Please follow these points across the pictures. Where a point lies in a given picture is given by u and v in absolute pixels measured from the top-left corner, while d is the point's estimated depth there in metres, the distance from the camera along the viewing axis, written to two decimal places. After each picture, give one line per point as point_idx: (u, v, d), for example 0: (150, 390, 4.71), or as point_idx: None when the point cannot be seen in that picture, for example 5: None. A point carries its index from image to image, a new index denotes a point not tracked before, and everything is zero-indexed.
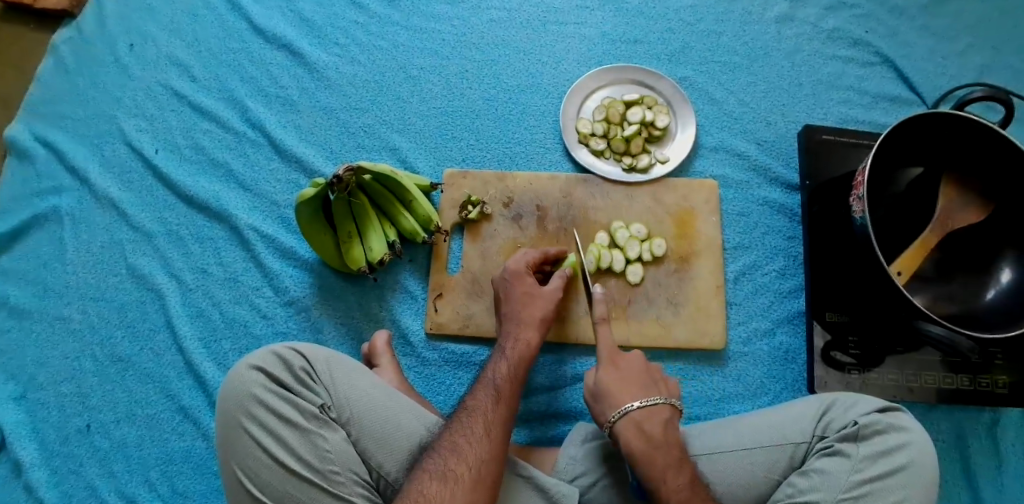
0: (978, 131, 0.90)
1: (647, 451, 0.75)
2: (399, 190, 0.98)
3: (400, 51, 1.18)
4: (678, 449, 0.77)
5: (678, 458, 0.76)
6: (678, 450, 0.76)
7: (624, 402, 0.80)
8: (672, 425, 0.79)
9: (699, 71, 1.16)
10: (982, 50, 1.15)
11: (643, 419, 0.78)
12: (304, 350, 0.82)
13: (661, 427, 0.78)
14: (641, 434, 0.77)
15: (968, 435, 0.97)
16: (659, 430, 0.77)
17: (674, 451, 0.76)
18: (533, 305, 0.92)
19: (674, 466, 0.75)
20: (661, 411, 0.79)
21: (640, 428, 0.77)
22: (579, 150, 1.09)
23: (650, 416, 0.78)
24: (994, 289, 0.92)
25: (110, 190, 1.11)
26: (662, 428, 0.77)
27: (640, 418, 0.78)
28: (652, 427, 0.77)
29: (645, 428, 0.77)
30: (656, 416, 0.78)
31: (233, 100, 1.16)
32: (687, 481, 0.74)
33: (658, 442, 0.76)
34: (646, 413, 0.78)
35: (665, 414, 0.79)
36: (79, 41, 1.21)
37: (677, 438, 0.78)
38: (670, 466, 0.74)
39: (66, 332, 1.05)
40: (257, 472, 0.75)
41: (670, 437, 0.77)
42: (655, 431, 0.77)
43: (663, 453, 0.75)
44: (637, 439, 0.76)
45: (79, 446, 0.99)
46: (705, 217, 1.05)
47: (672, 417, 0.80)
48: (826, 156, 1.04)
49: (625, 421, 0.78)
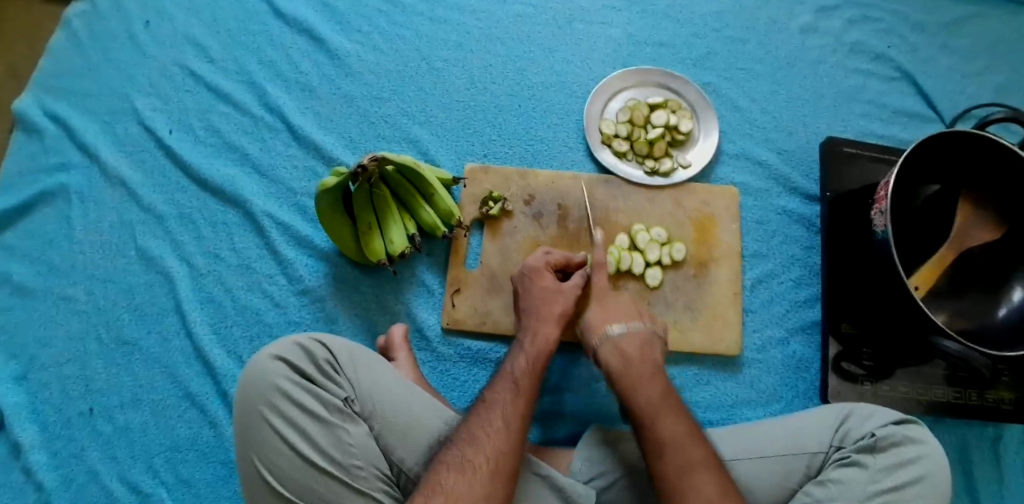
0: (997, 151, 0.92)
1: (623, 368, 0.81)
2: (421, 183, 0.97)
3: (423, 42, 1.17)
4: (652, 365, 0.82)
5: (651, 370, 0.81)
6: (653, 366, 0.81)
7: (605, 326, 0.86)
8: (651, 347, 0.84)
9: (723, 77, 1.16)
10: (1000, 72, 1.16)
11: (621, 339, 0.84)
12: (326, 341, 0.81)
13: (639, 348, 0.83)
14: (617, 353, 0.83)
15: (972, 450, 0.99)
16: (635, 348, 0.83)
17: (648, 367, 0.81)
18: (553, 301, 0.90)
19: (647, 379, 0.79)
20: (639, 333, 0.85)
21: (617, 346, 0.84)
22: (602, 150, 1.09)
23: (628, 337, 0.84)
24: (1006, 306, 0.93)
25: (121, 169, 1.09)
26: (638, 347, 0.83)
27: (617, 338, 0.84)
28: (629, 346, 0.83)
29: (622, 347, 0.83)
30: (635, 336, 0.84)
31: (251, 84, 1.14)
32: (659, 392, 0.78)
33: (633, 360, 0.82)
34: (627, 335, 0.84)
35: (645, 336, 0.85)
36: (93, 14, 1.18)
37: (654, 356, 0.83)
38: (642, 379, 0.79)
39: (71, 313, 1.02)
40: (278, 464, 0.74)
41: (647, 357, 0.82)
42: (630, 349, 0.83)
43: (637, 367, 0.81)
44: (616, 358, 0.83)
45: (82, 430, 0.97)
46: (725, 223, 1.05)
47: (651, 340, 0.85)
48: (848, 169, 1.05)
49: (606, 343, 0.85)
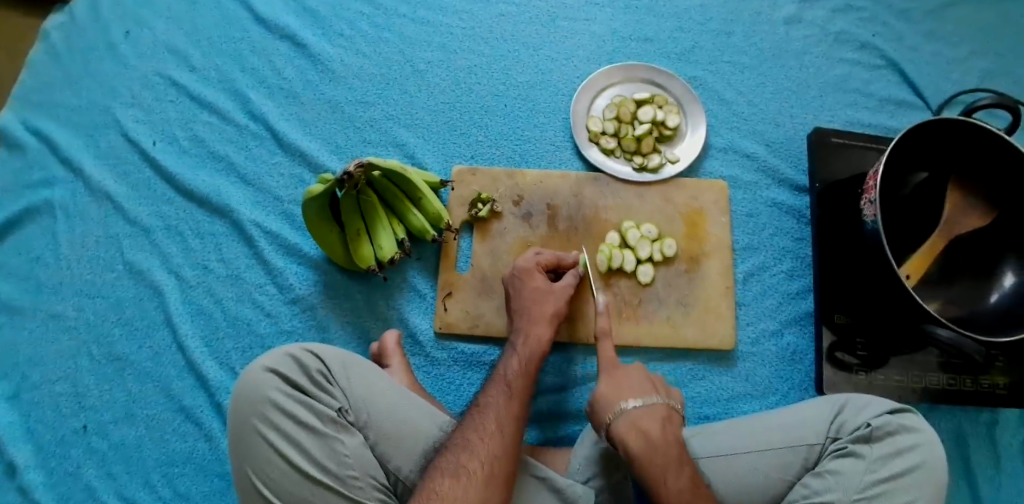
0: (984, 137, 0.92)
1: (646, 450, 0.75)
2: (409, 187, 0.96)
3: (407, 44, 1.16)
4: (676, 448, 0.76)
5: (676, 454, 0.75)
6: (677, 449, 0.76)
7: (620, 403, 0.79)
8: (670, 425, 0.79)
9: (709, 70, 1.16)
10: (985, 56, 1.16)
11: (641, 418, 0.78)
12: (318, 351, 0.80)
13: (659, 426, 0.77)
14: (640, 435, 0.76)
15: (967, 435, 0.99)
16: (657, 428, 0.77)
17: (673, 451, 0.76)
18: (544, 301, 0.90)
19: (674, 465, 0.74)
20: (658, 410, 0.79)
21: (636, 425, 0.77)
22: (589, 148, 1.09)
23: (647, 416, 0.78)
24: (997, 292, 0.94)
25: (105, 183, 1.08)
26: (660, 427, 0.77)
27: (635, 416, 0.78)
28: (649, 425, 0.77)
29: (644, 428, 0.77)
30: (654, 414, 0.78)
31: (234, 91, 1.13)
32: (687, 482, 0.74)
33: (656, 442, 0.76)
34: (645, 411, 0.78)
35: (664, 412, 0.79)
36: (71, 26, 1.17)
37: (675, 435, 0.78)
38: (669, 466, 0.74)
39: (60, 330, 1.01)
40: (273, 477, 0.74)
41: (669, 436, 0.77)
42: (652, 430, 0.77)
43: (662, 453, 0.75)
44: (638, 442, 0.76)
45: (75, 448, 0.96)
46: (715, 217, 1.05)
47: (669, 416, 0.79)
48: (836, 158, 1.05)
49: (623, 422, 0.78)
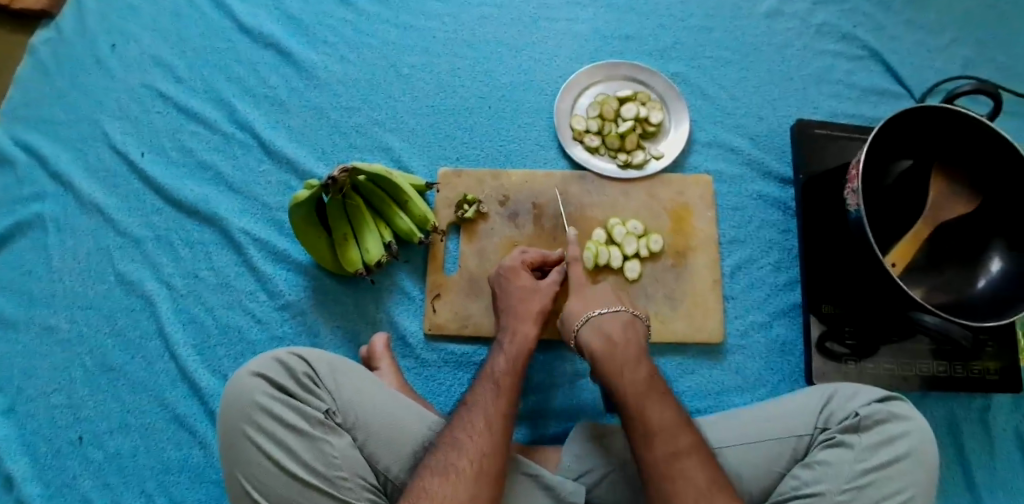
0: (965, 123, 0.92)
1: (606, 351, 0.79)
2: (394, 190, 0.97)
3: (390, 49, 1.17)
4: (636, 349, 0.79)
5: (635, 355, 0.78)
6: (637, 350, 0.79)
7: (586, 309, 0.84)
8: (634, 331, 0.82)
9: (691, 66, 1.16)
10: (967, 44, 1.17)
11: (603, 320, 0.82)
12: (305, 354, 0.81)
13: (622, 330, 0.81)
14: (602, 336, 0.80)
15: (961, 422, 0.99)
16: (619, 331, 0.81)
17: (632, 350, 0.79)
18: (530, 299, 0.90)
19: (631, 362, 0.77)
20: (622, 314, 0.82)
21: (600, 328, 0.81)
22: (574, 147, 1.09)
23: (610, 319, 0.82)
24: (984, 278, 0.94)
25: (95, 195, 1.09)
26: (622, 329, 0.81)
27: (599, 321, 0.82)
28: (613, 329, 0.81)
29: (605, 330, 0.81)
30: (618, 318, 0.82)
31: (221, 101, 1.14)
32: (644, 377, 0.76)
33: (617, 343, 0.79)
34: (610, 316, 0.82)
35: (628, 318, 0.83)
36: (58, 42, 1.18)
37: (638, 339, 0.81)
38: (627, 362, 0.77)
39: (54, 343, 1.02)
40: (263, 481, 0.74)
41: (631, 340, 0.80)
42: (613, 331, 0.81)
43: (622, 350, 0.78)
44: (598, 339, 0.80)
45: (71, 459, 0.96)
46: (701, 211, 1.05)
47: (634, 323, 0.83)
48: (820, 150, 1.06)
49: (587, 325, 0.82)
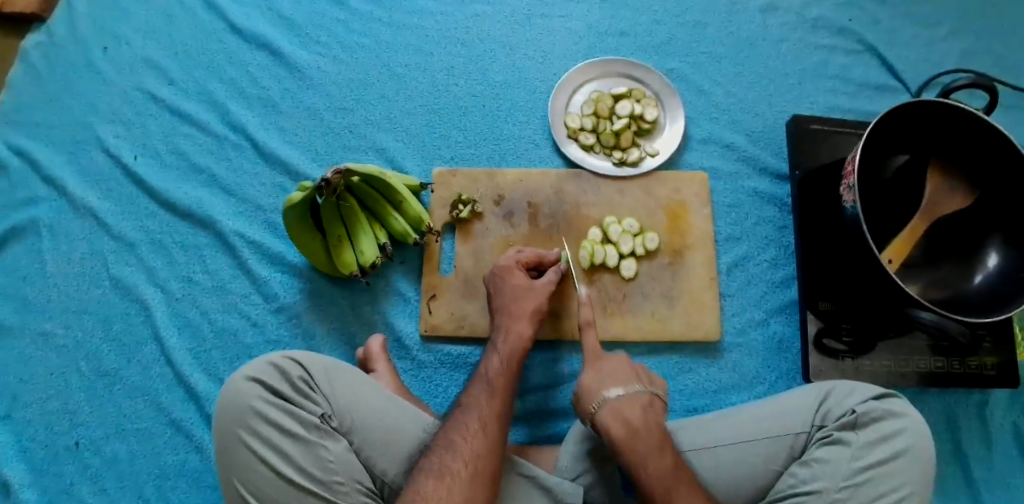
0: (962, 118, 0.91)
1: (627, 437, 0.74)
2: (388, 191, 0.97)
3: (384, 48, 1.16)
4: (659, 436, 0.75)
5: (659, 441, 0.74)
6: (659, 434, 0.75)
7: (603, 391, 0.78)
8: (653, 412, 0.77)
9: (686, 62, 1.16)
10: (964, 37, 1.16)
11: (622, 404, 0.77)
12: (300, 358, 0.80)
13: (641, 413, 0.76)
14: (621, 422, 0.75)
15: (958, 418, 0.99)
16: (639, 415, 0.76)
17: (655, 436, 0.74)
18: (526, 299, 0.90)
19: (655, 451, 0.73)
20: (640, 397, 0.77)
21: (620, 414, 0.76)
22: (569, 145, 1.09)
23: (629, 402, 0.77)
24: (981, 273, 0.94)
25: (89, 199, 1.08)
26: (642, 414, 0.76)
27: (618, 405, 0.76)
28: (631, 413, 0.76)
29: (625, 415, 0.76)
30: (637, 401, 0.77)
31: (214, 103, 1.14)
32: (671, 468, 0.72)
33: (637, 427, 0.75)
34: (627, 399, 0.77)
35: (646, 399, 0.78)
36: (49, 45, 1.17)
37: (658, 422, 0.76)
38: (651, 452, 0.73)
39: (50, 348, 1.02)
40: (258, 486, 0.74)
41: (652, 423, 0.75)
42: (633, 417, 0.75)
43: (643, 440, 0.74)
44: (618, 427, 0.75)
45: (68, 465, 0.96)
46: (697, 209, 1.05)
47: (652, 402, 0.78)
48: (815, 145, 1.05)
49: (605, 409, 0.77)
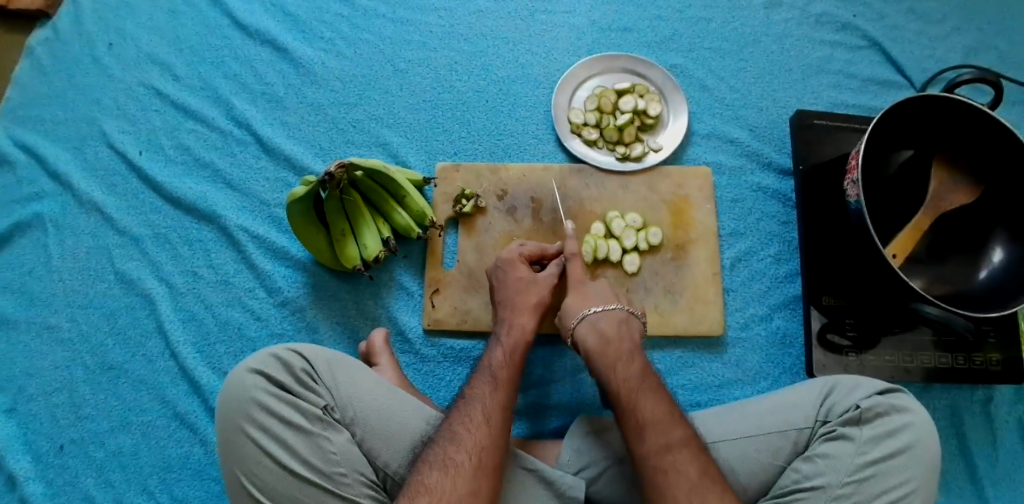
0: (967, 113, 0.91)
1: (601, 349, 0.81)
2: (391, 185, 0.97)
3: (387, 44, 1.16)
4: (630, 348, 0.81)
5: (629, 352, 0.81)
6: (630, 346, 0.81)
7: (582, 309, 0.86)
8: (628, 328, 0.84)
9: (689, 58, 1.16)
10: (968, 33, 1.16)
11: (599, 319, 0.84)
12: (303, 350, 0.80)
13: (616, 328, 0.83)
14: (596, 333, 0.83)
15: (963, 414, 0.98)
16: (614, 329, 0.83)
17: (626, 347, 0.81)
18: (528, 292, 0.90)
19: (624, 359, 0.79)
20: (615, 313, 0.84)
21: (596, 327, 0.83)
22: (572, 140, 1.09)
23: (604, 317, 0.84)
24: (986, 269, 0.94)
25: (94, 194, 1.09)
26: (616, 327, 0.83)
27: (595, 319, 0.84)
28: (607, 327, 0.83)
29: (600, 328, 0.83)
30: (612, 317, 0.84)
31: (218, 98, 1.14)
32: (637, 374, 0.78)
33: (610, 339, 0.82)
34: (605, 315, 0.84)
35: (622, 316, 0.85)
36: (55, 41, 1.18)
37: (631, 336, 0.83)
38: (620, 359, 0.80)
39: (55, 342, 1.02)
40: (262, 478, 0.74)
41: (624, 337, 0.82)
42: (608, 329, 0.83)
43: (615, 348, 0.81)
44: (594, 338, 0.83)
45: (73, 457, 0.96)
46: (700, 204, 1.05)
47: (628, 320, 0.85)
48: (819, 141, 1.05)
49: (583, 324, 0.84)
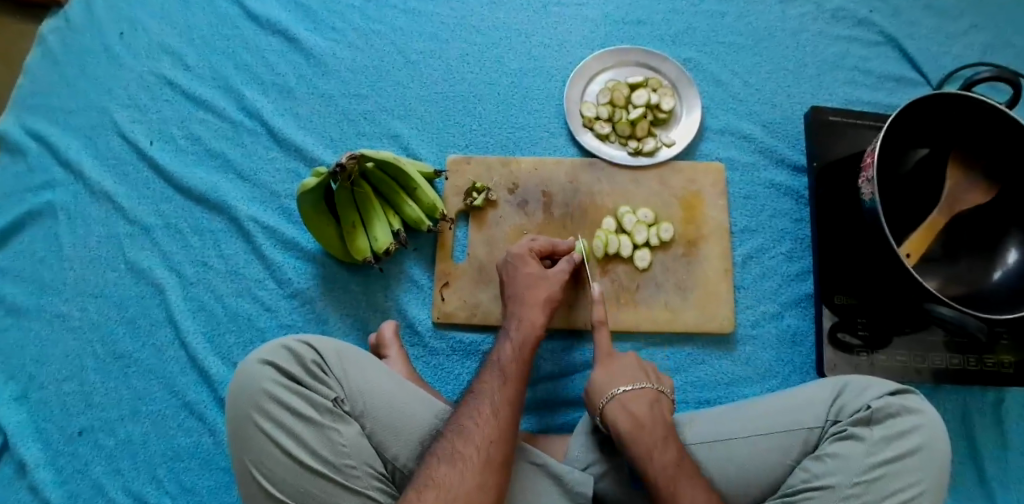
0: (986, 112, 0.89)
1: (633, 432, 0.76)
2: (402, 178, 0.96)
3: (399, 35, 1.15)
4: (664, 428, 0.77)
5: (663, 435, 0.76)
6: (664, 427, 0.77)
7: (612, 387, 0.81)
8: (659, 408, 0.79)
9: (703, 52, 1.14)
10: (987, 30, 1.14)
11: (629, 400, 0.79)
12: (314, 342, 0.81)
13: (647, 408, 0.78)
14: (627, 415, 0.78)
15: (974, 415, 0.98)
16: (645, 410, 0.78)
17: (660, 429, 0.76)
18: (538, 286, 0.90)
19: (659, 444, 0.75)
20: (646, 393, 0.80)
21: (627, 409, 0.78)
22: (584, 134, 1.08)
23: (634, 397, 0.79)
24: (1001, 269, 0.92)
25: (105, 183, 1.09)
26: (648, 407, 0.78)
27: (626, 400, 0.79)
28: (637, 406, 0.78)
29: (631, 408, 0.78)
30: (644, 397, 0.79)
31: (229, 88, 1.14)
32: (673, 459, 0.73)
33: (642, 421, 0.77)
34: (634, 394, 0.79)
35: (653, 395, 0.80)
36: (67, 29, 1.17)
37: (663, 417, 0.78)
38: (655, 445, 0.75)
39: (67, 330, 1.03)
40: (271, 469, 0.74)
41: (657, 418, 0.77)
42: (640, 411, 0.78)
43: (649, 431, 0.76)
44: (624, 419, 0.77)
45: (83, 446, 0.97)
46: (712, 200, 1.04)
47: (658, 399, 0.80)
48: (833, 138, 1.04)
49: (614, 405, 0.79)
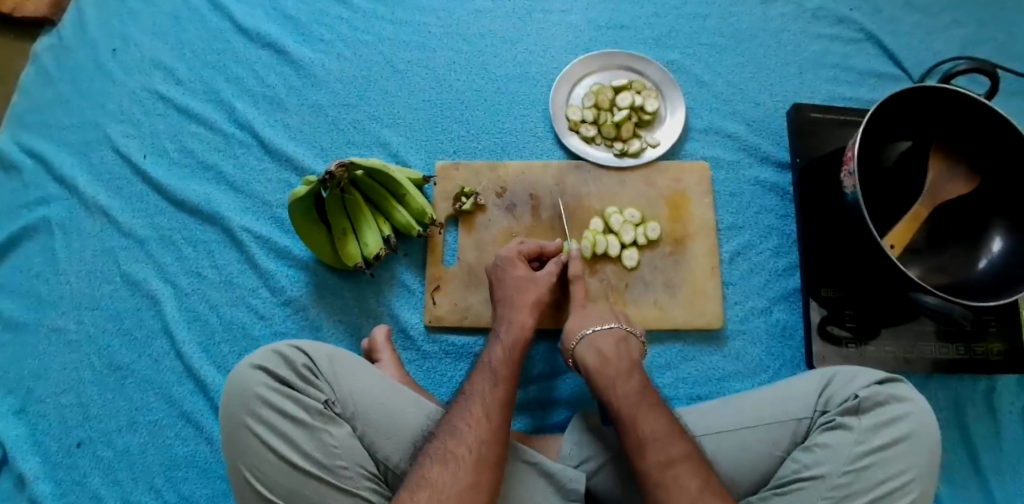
0: (965, 104, 0.91)
1: (599, 367, 0.80)
2: (392, 184, 0.98)
3: (387, 45, 1.18)
4: (629, 363, 0.80)
5: (628, 368, 0.79)
6: (629, 362, 0.80)
7: (582, 328, 0.86)
8: (627, 346, 0.83)
9: (687, 54, 1.16)
10: (966, 25, 1.16)
11: (597, 339, 0.84)
12: (304, 346, 0.82)
13: (614, 345, 0.82)
14: (594, 352, 0.82)
15: (966, 405, 0.98)
16: (611, 347, 0.82)
17: (624, 363, 0.80)
18: (527, 288, 0.91)
19: (622, 375, 0.78)
20: (613, 331, 0.84)
21: (595, 346, 0.83)
22: (570, 137, 1.10)
23: (602, 335, 0.84)
24: (985, 258, 0.94)
25: (99, 197, 1.10)
26: (615, 345, 0.82)
27: (593, 338, 0.84)
28: (604, 344, 0.83)
29: (598, 345, 0.82)
30: (612, 336, 0.84)
31: (220, 101, 1.16)
32: (636, 389, 0.76)
33: (608, 357, 0.81)
34: (602, 334, 0.84)
35: (621, 335, 0.84)
36: (61, 48, 1.20)
37: (630, 354, 0.82)
38: (619, 375, 0.78)
39: (63, 344, 1.04)
40: (265, 472, 0.75)
41: (622, 353, 0.81)
42: (606, 348, 0.82)
43: (615, 364, 0.80)
44: (592, 356, 0.82)
45: (81, 458, 0.98)
46: (698, 198, 1.05)
47: (627, 338, 0.84)
48: (816, 134, 1.05)
49: (583, 343, 0.84)
